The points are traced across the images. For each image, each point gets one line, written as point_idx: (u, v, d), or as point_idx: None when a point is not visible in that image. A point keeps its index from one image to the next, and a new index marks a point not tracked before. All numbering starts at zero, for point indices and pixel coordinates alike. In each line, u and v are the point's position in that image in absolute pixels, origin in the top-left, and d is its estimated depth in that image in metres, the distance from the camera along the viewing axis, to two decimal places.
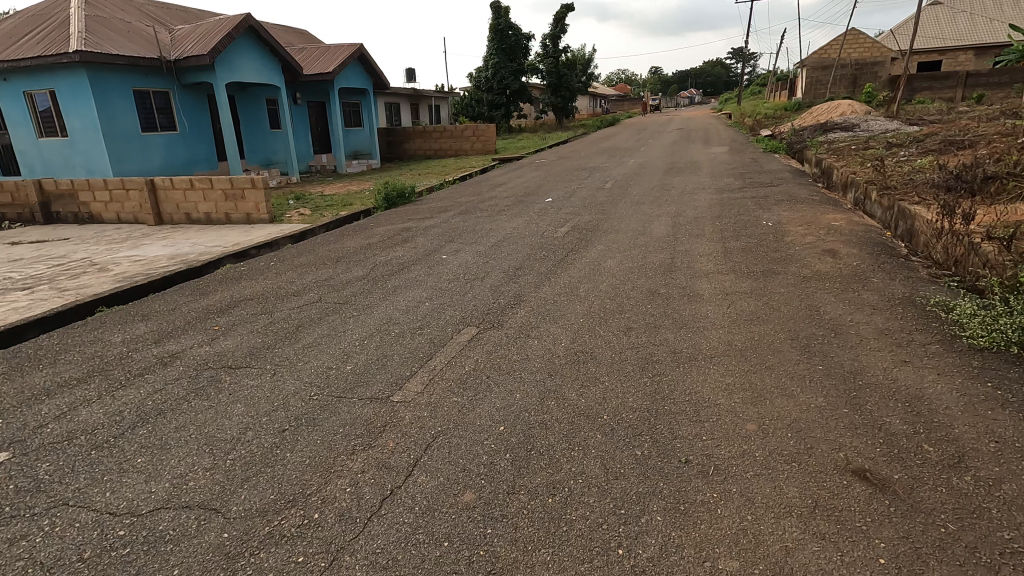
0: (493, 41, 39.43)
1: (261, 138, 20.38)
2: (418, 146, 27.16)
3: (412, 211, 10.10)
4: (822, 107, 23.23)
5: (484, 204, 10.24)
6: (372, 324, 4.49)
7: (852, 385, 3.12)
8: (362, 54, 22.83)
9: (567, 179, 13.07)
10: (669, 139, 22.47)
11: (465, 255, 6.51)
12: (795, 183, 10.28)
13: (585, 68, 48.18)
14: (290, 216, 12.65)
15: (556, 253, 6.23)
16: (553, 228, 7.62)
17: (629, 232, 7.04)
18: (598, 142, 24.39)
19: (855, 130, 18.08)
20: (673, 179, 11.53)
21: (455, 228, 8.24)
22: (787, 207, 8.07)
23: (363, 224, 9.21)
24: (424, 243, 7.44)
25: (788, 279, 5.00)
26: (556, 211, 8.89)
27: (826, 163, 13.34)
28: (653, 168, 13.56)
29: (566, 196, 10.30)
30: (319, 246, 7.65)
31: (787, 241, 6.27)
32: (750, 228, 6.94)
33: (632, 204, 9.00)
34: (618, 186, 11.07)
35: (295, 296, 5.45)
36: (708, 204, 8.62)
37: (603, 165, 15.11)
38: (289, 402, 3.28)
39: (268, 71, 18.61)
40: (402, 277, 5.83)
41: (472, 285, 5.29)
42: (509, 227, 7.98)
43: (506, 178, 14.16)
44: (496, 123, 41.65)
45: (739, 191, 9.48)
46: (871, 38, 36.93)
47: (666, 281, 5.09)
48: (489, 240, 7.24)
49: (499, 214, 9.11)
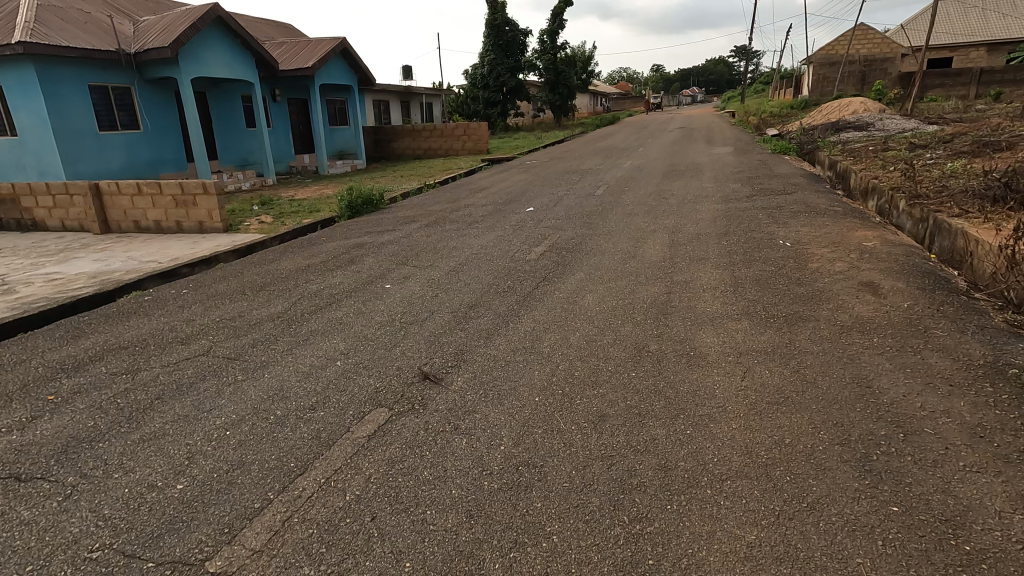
0: (489, 36, 38.35)
1: (235, 136, 19.24)
2: (407, 146, 25.96)
3: (375, 222, 8.90)
4: (832, 105, 21.93)
5: (457, 214, 9.03)
6: (253, 399, 3.27)
7: (957, 556, 1.90)
8: (346, 49, 21.62)
9: (555, 183, 11.86)
10: (670, 139, 21.19)
11: (414, 284, 5.32)
12: (811, 190, 9.06)
13: (584, 65, 46.88)
14: (248, 224, 11.45)
15: (522, 284, 5.01)
16: (528, 246, 6.43)
17: (615, 254, 5.82)
18: (596, 142, 23.15)
19: (869, 129, 16.83)
20: (672, 185, 10.30)
21: (415, 245, 7.05)
22: (805, 221, 6.86)
23: (316, 237, 8.03)
24: (373, 264, 6.26)
25: (821, 329, 3.76)
26: (535, 224, 7.70)
27: (841, 166, 12.12)
28: (651, 171, 12.34)
29: (550, 204, 9.10)
30: (251, 269, 6.46)
31: (810, 268, 5.06)
32: (763, 249, 5.70)
33: (624, 215, 7.78)
34: (611, 193, 9.85)
35: (183, 344, 4.25)
36: (712, 216, 7.40)
37: (597, 168, 13.88)
38: (48, 570, 2.05)
39: (240, 66, 17.41)
40: (326, 315, 4.63)
41: (407, 333, 4.08)
42: (477, 244, 6.78)
43: (491, 181, 12.95)
44: (492, 121, 40.45)
45: (747, 200, 8.27)
46: (880, 33, 35.57)
47: (657, 331, 3.86)
48: (449, 262, 6.05)
49: (470, 227, 7.92)
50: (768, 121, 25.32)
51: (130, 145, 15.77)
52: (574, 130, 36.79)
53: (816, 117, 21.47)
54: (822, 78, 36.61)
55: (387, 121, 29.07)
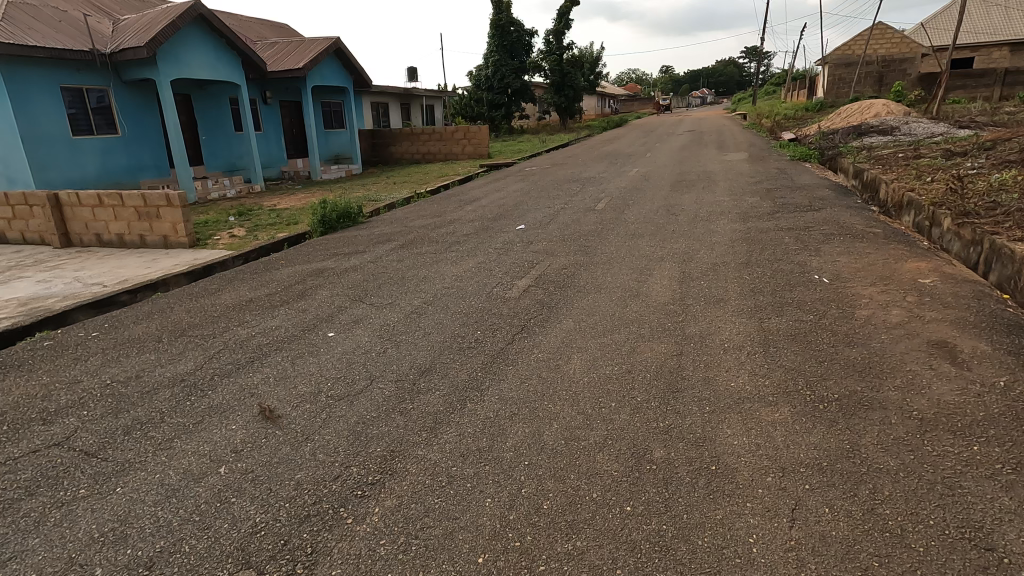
0: (494, 37, 37.48)
1: (223, 140, 18.45)
2: (405, 150, 25.07)
3: (347, 241, 7.91)
4: (852, 107, 20.76)
5: (439, 232, 8.04)
6: (80, 539, 2.27)
7: None
8: (340, 49, 20.74)
9: (552, 193, 10.86)
10: (679, 144, 20.13)
11: (365, 331, 4.33)
12: (840, 205, 8.00)
13: (591, 67, 45.87)
14: (217, 238, 10.53)
15: (496, 337, 4.00)
16: (511, 277, 5.44)
17: (614, 292, 4.78)
18: (603, 146, 22.12)
19: (894, 134, 15.70)
20: (683, 197, 9.27)
21: (383, 272, 6.06)
22: (841, 247, 5.80)
23: (276, 260, 7.08)
24: (326, 299, 5.27)
25: (893, 427, 2.70)
26: (524, 246, 6.71)
27: (869, 175, 11.05)
28: (660, 181, 11.31)
29: (545, 221, 8.08)
30: (186, 303, 5.51)
31: (860, 318, 3.99)
32: (796, 288, 4.63)
33: (628, 237, 6.74)
34: (613, 207, 8.84)
35: (44, 424, 3.27)
36: (729, 239, 6.36)
37: (600, 176, 12.85)
38: None
39: (225, 68, 16.58)
40: (241, 380, 3.63)
41: (331, 415, 3.08)
42: (453, 273, 5.80)
43: (485, 191, 11.99)
44: (496, 123, 39.51)
45: (771, 219, 7.22)
46: (899, 33, 34.27)
47: (664, 424, 2.81)
48: (416, 298, 5.08)
49: (450, 248, 6.93)
50: (782, 124, 24.21)
51: (106, 150, 14.93)
52: (580, 133, 35.79)
53: (835, 121, 20.33)
54: (838, 79, 35.31)
55: (385, 124, 28.19)
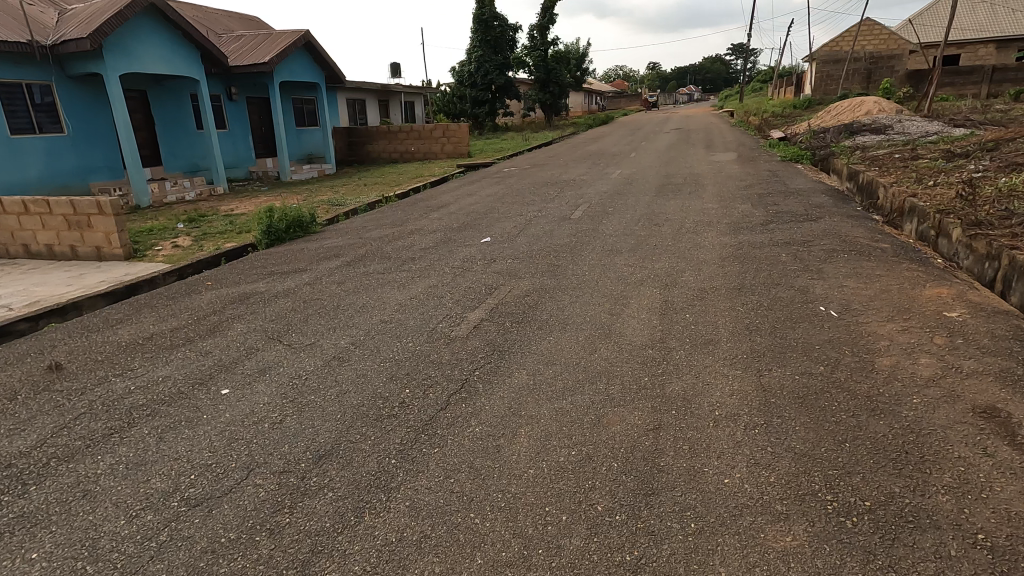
0: (477, 32, 36.57)
1: (183, 139, 17.42)
2: (382, 149, 24.11)
3: (292, 256, 7.03)
4: (842, 105, 20.16)
5: (395, 245, 7.19)
6: None
7: None
8: (309, 43, 19.72)
9: (528, 198, 10.04)
10: (665, 143, 19.40)
11: (268, 388, 3.45)
12: (838, 213, 7.27)
13: (576, 63, 45.11)
14: (158, 249, 9.56)
15: (425, 400, 3.14)
16: (463, 307, 4.61)
17: (581, 332, 3.96)
18: (586, 145, 21.35)
19: (888, 133, 15.07)
20: (668, 204, 8.49)
21: (317, 299, 5.20)
22: (845, 267, 5.04)
23: (202, 281, 6.18)
24: (239, 336, 4.39)
25: (955, 565, 1.89)
26: (485, 264, 5.89)
27: (866, 178, 10.35)
28: (643, 184, 10.54)
29: (514, 232, 7.27)
30: (74, 340, 4.61)
31: (883, 371, 3.19)
32: (799, 326, 3.83)
33: (604, 253, 5.93)
34: (591, 215, 8.04)
35: None
36: (718, 257, 5.57)
37: (581, 179, 12.05)
38: None
39: (182, 61, 15.55)
40: (80, 469, 2.75)
41: (174, 536, 2.23)
42: (397, 300, 4.96)
43: (457, 195, 11.14)
44: (480, 121, 38.58)
45: (764, 232, 6.44)
46: (887, 29, 33.85)
47: (631, 557, 1.99)
48: (345, 335, 4.24)
49: (401, 267, 6.06)
50: (771, 123, 23.59)
51: (51, 151, 13.83)
52: (565, 131, 35.01)
53: (826, 119, 19.70)
54: (826, 76, 34.87)
55: (363, 122, 27.16)
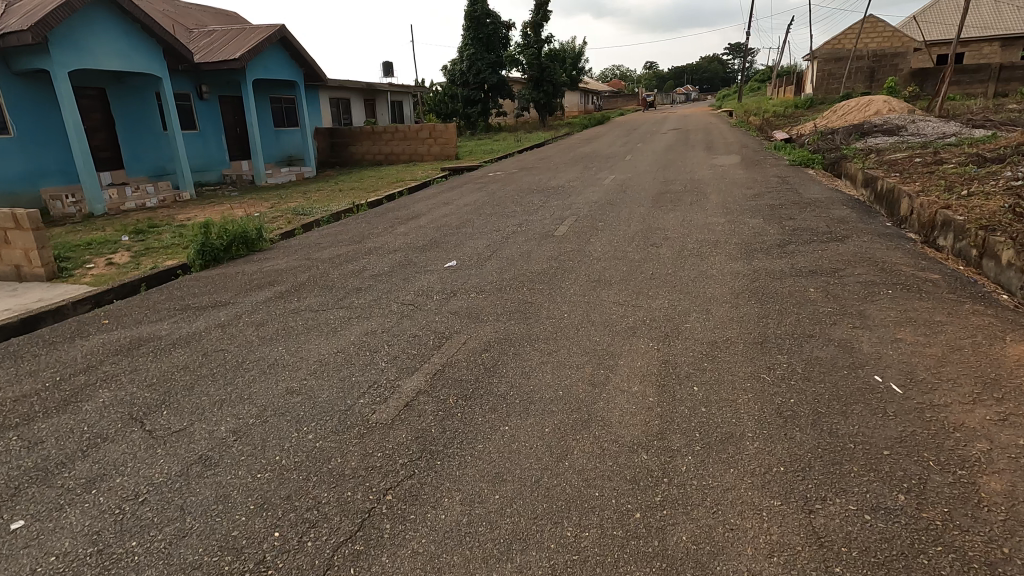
0: (469, 29, 35.53)
1: (148, 142, 16.30)
2: (366, 150, 23.02)
3: (221, 283, 5.92)
4: (850, 104, 19.11)
5: (345, 269, 6.10)
6: None
7: None
8: (285, 38, 18.61)
9: (510, 208, 8.96)
10: (663, 144, 18.36)
11: (82, 519, 2.34)
12: (867, 230, 6.20)
13: (572, 62, 44.07)
14: (89, 268, 8.44)
15: (298, 557, 2.05)
16: (399, 368, 3.52)
17: (548, 420, 2.84)
18: (580, 146, 20.28)
19: (902, 134, 14.01)
20: (667, 217, 7.43)
21: (223, 349, 4.09)
22: (892, 310, 3.95)
23: (98, 319, 5.06)
24: (93, 413, 3.27)
25: None
26: (442, 298, 4.78)
27: (887, 186, 9.30)
28: (640, 192, 9.47)
29: (486, 253, 6.18)
30: None
31: (998, 510, 2.10)
32: (852, 414, 2.74)
33: (588, 285, 4.83)
34: (577, 231, 6.96)
35: None
36: (729, 292, 4.48)
37: (570, 185, 10.98)
38: None
39: (142, 57, 14.44)
40: None
41: None
42: (320, 353, 3.86)
43: (432, 203, 10.07)
44: (472, 120, 37.46)
45: (782, 257, 5.35)
46: (891, 26, 32.89)
47: None
48: (233, 413, 3.12)
49: (342, 302, 4.96)
50: (773, 123, 22.60)
51: None
52: (559, 131, 33.98)
53: (832, 119, 18.68)
54: (828, 75, 33.88)
55: (347, 122, 26.02)
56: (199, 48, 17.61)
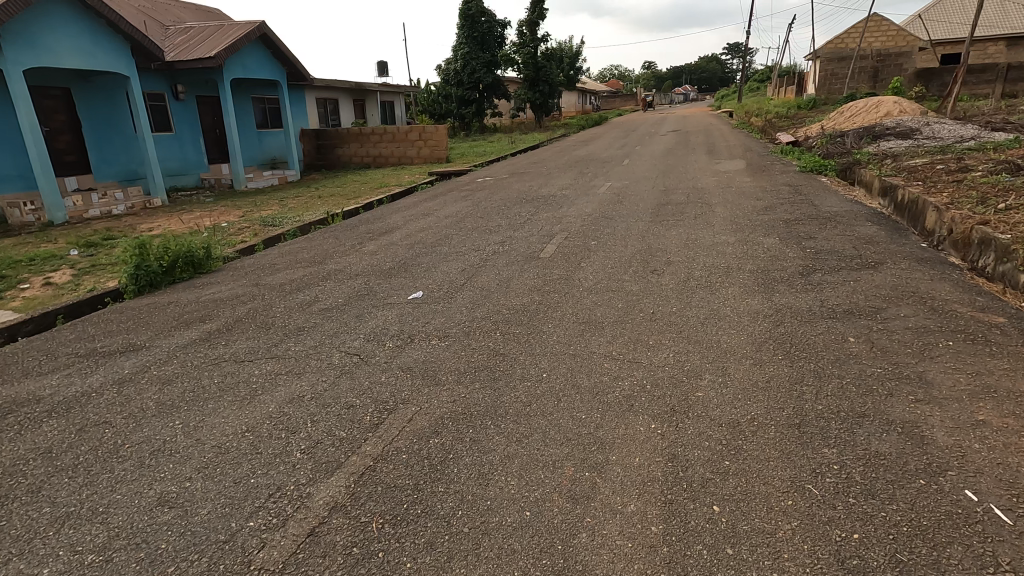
0: (463, 28, 34.75)
1: (119, 144, 15.39)
2: (353, 152, 22.15)
3: (147, 317, 5.05)
4: (858, 105, 18.28)
5: (296, 299, 5.23)
6: None
7: None
8: (265, 35, 17.72)
9: (495, 221, 8.11)
10: (662, 147, 17.52)
11: None
12: (901, 253, 5.36)
13: (569, 62, 43.32)
14: (24, 288, 7.57)
15: None
16: (318, 459, 2.66)
17: (508, 570, 1.96)
18: (575, 149, 19.43)
19: (916, 138, 13.17)
20: (669, 234, 6.58)
21: (105, 422, 3.20)
22: (961, 375, 3.08)
23: None
24: None
25: None
26: (397, 344, 3.94)
27: (911, 196, 8.44)
28: (638, 202, 8.64)
29: (460, 281, 5.32)
30: None
31: None
32: (952, 570, 1.86)
33: (574, 330, 3.98)
34: (566, 251, 6.11)
35: None
36: (748, 342, 3.63)
37: (563, 193, 10.13)
38: None
39: (108, 54, 13.55)
40: None
41: None
42: (227, 428, 3.01)
43: (411, 214, 9.23)
44: (467, 121, 36.62)
45: (807, 290, 4.49)
46: (895, 25, 32.06)
47: None
48: (76, 538, 2.27)
49: (277, 347, 4.08)
50: (776, 124, 21.77)
51: None
52: (555, 132, 33.15)
53: (840, 121, 17.85)
54: (830, 74, 33.04)
55: (335, 123, 25.16)
56: (174, 46, 16.74)
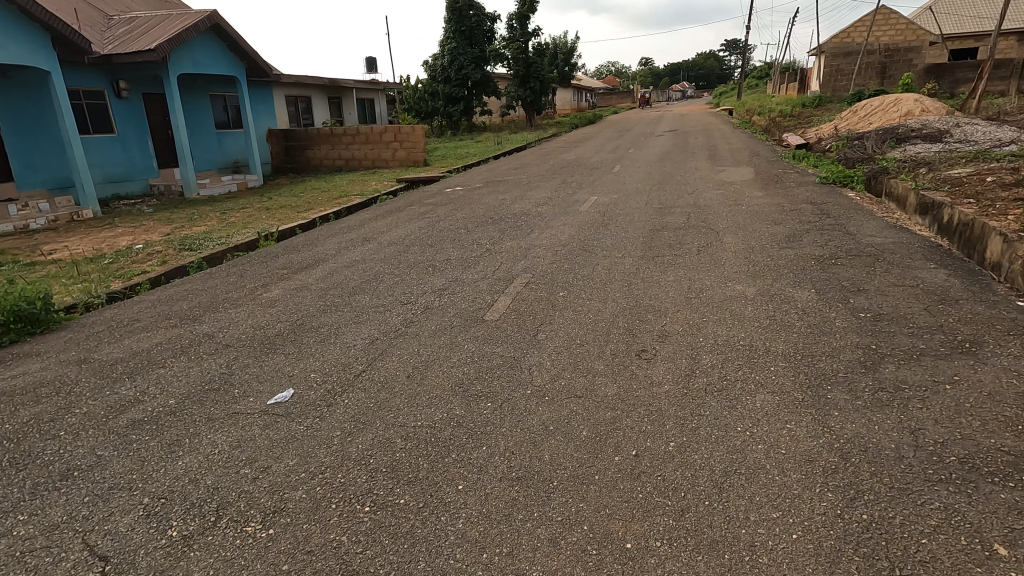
0: (450, 22, 33.09)
1: (49, 149, 13.66)
2: (324, 155, 20.45)
3: None
4: (874, 104, 16.62)
5: (112, 396, 3.53)
6: None
7: None
8: (218, 27, 15.97)
9: (447, 252, 6.45)
10: (658, 150, 15.87)
11: None
12: (997, 323, 3.70)
13: (563, 58, 41.80)
14: None
15: None
16: None
17: None
18: (563, 152, 17.78)
19: (947, 142, 11.54)
20: (663, 281, 4.90)
21: None
22: None
23: None
24: None
25: None
26: (192, 525, 2.29)
27: (963, 216, 6.76)
28: (626, 226, 6.99)
29: (358, 367, 3.64)
30: None
31: None
32: None
33: (499, 506, 2.29)
34: (522, 308, 4.47)
35: None
36: (807, 558, 1.95)
37: (538, 211, 8.48)
38: None
39: (22, 45, 11.79)
40: None
41: None
42: None
43: (350, 239, 7.55)
44: (454, 119, 34.93)
45: (882, 407, 2.82)
46: (904, 18, 30.44)
47: None
48: None
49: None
50: (781, 124, 20.15)
51: None
52: (546, 131, 31.44)
53: (853, 121, 16.22)
54: (835, 70, 31.41)
55: (307, 123, 23.45)
56: (114, 38, 15.00)
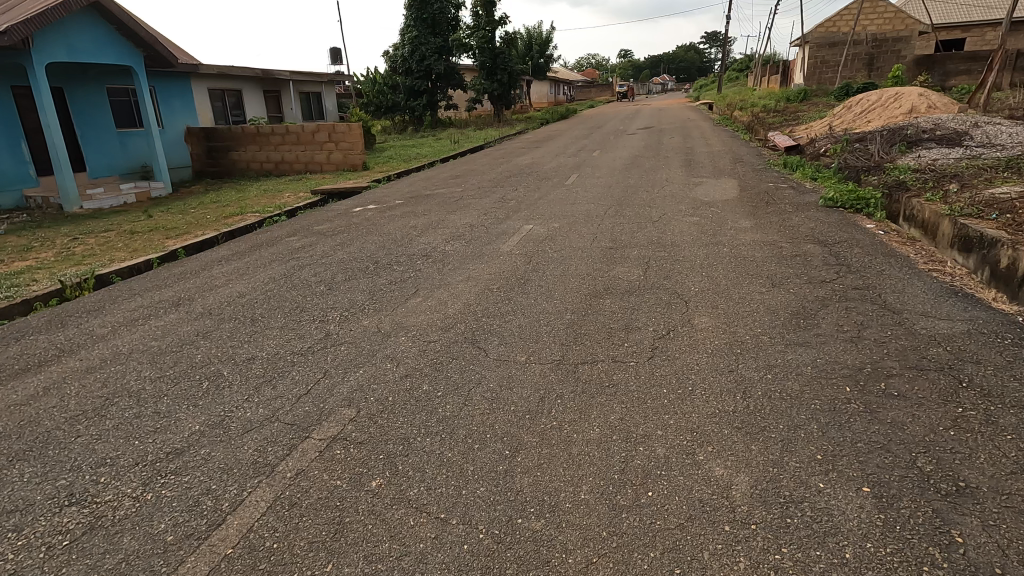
0: (411, 9, 30.51)
1: None
2: (250, 157, 17.84)
3: None
4: (871, 99, 14.49)
5: None
6: None
7: None
8: (99, 6, 13.25)
9: (265, 339, 4.09)
10: (626, 153, 13.66)
11: None
12: None
13: (535, 50, 39.52)
14: None
15: None
16: None
17: None
18: (519, 155, 15.47)
19: (969, 146, 9.45)
20: (577, 447, 2.58)
21: None
22: None
23: None
24: None
25: None
26: None
27: None
28: (553, 286, 4.71)
29: None
30: None
31: None
32: None
33: None
34: (270, 540, 2.15)
35: None
36: None
37: (445, 249, 6.16)
38: None
39: None
40: None
41: None
42: None
43: (158, 303, 5.15)
44: (415, 114, 32.37)
45: None
46: (891, 6, 28.50)
47: None
48: None
49: None
50: (765, 121, 18.03)
51: None
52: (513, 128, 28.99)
53: (848, 120, 14.10)
54: (820, 62, 29.47)
55: (236, 119, 20.76)
56: None
